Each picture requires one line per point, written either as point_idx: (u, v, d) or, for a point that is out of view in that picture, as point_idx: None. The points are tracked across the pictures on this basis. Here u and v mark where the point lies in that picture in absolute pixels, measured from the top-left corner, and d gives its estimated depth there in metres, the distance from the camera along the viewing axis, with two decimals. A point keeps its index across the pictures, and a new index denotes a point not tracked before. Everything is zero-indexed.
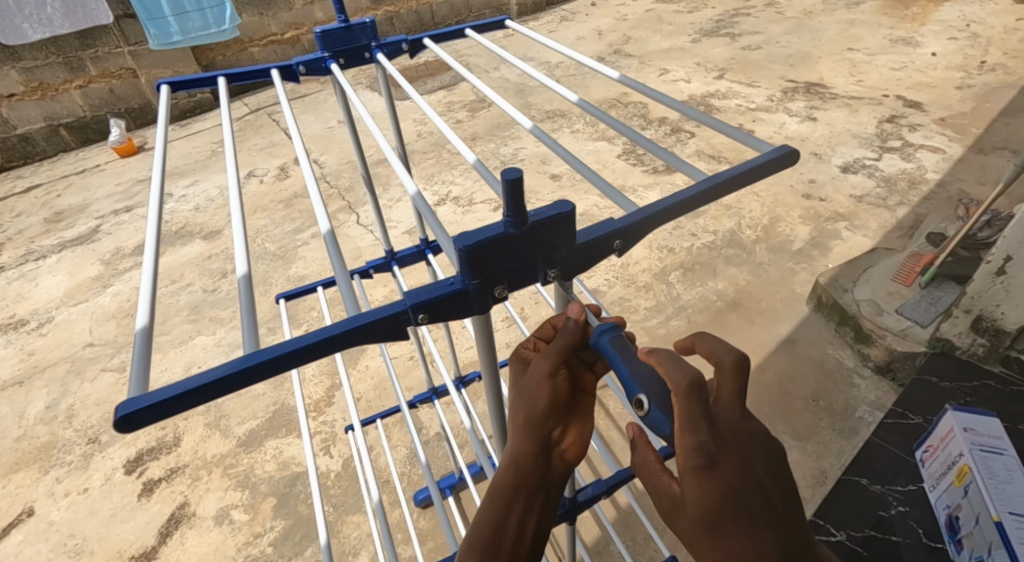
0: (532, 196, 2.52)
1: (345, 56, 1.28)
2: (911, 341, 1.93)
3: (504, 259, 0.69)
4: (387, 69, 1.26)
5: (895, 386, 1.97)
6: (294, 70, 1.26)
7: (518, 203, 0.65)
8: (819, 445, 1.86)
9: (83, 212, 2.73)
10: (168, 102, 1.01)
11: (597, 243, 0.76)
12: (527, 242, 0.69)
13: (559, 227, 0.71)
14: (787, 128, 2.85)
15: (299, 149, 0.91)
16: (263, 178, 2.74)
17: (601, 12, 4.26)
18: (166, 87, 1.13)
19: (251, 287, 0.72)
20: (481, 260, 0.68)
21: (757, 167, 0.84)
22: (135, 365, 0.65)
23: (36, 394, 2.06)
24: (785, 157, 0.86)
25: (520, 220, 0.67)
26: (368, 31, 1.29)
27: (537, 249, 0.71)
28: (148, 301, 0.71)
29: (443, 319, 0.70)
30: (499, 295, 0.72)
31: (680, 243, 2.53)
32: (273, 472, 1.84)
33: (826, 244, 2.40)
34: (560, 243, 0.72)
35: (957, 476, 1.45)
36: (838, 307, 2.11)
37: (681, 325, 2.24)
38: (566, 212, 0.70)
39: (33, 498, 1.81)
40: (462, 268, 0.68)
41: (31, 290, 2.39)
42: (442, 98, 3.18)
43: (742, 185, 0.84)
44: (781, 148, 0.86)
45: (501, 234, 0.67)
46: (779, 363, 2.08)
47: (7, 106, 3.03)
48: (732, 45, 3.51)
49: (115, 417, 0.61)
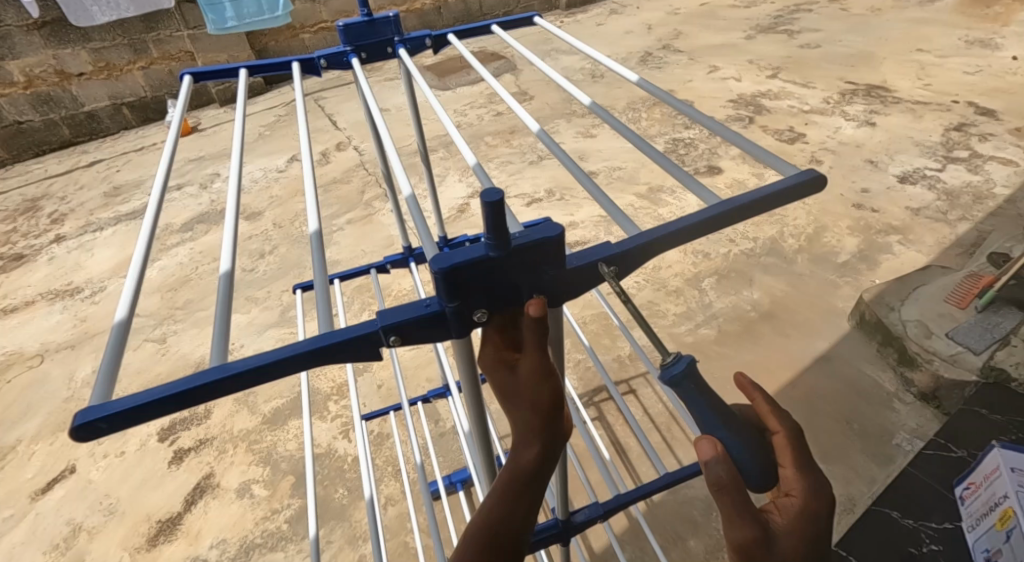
0: (567, 193, 2.50)
1: (366, 51, 1.28)
2: (960, 367, 1.80)
3: (485, 283, 0.63)
4: (406, 66, 1.24)
5: (940, 415, 1.84)
6: (315, 64, 1.27)
7: (498, 225, 0.59)
8: (848, 469, 1.76)
9: (139, 188, 2.88)
10: (188, 96, 1.05)
11: (589, 270, 0.69)
12: (511, 266, 0.63)
13: (545, 251, 0.64)
14: (842, 133, 2.71)
15: (302, 145, 0.93)
16: (305, 163, 2.82)
17: (652, 5, 4.15)
18: (191, 78, 1.18)
19: (230, 287, 0.72)
20: (458, 282, 0.62)
21: (776, 194, 0.75)
22: (100, 371, 0.62)
23: (83, 358, 2.20)
24: (811, 182, 0.76)
25: (502, 242, 0.61)
26: (391, 25, 1.28)
27: (521, 273, 0.64)
28: (130, 294, 0.70)
29: (417, 342, 0.64)
30: (479, 319, 0.65)
31: (716, 249, 2.46)
32: (294, 450, 1.91)
33: (874, 258, 2.28)
34: (546, 267, 0.65)
35: (999, 519, 1.36)
36: (882, 326, 2.01)
37: (710, 334, 2.17)
38: (554, 235, 0.63)
39: (75, 457, 1.95)
40: (439, 290, 0.62)
41: (88, 261, 2.54)
42: (483, 90, 3.19)
43: (759, 210, 0.75)
44: (806, 172, 0.77)
45: (479, 257, 0.61)
46: (811, 380, 1.99)
47: (76, 84, 3.22)
48: (789, 42, 3.35)
49: (72, 425, 0.58)
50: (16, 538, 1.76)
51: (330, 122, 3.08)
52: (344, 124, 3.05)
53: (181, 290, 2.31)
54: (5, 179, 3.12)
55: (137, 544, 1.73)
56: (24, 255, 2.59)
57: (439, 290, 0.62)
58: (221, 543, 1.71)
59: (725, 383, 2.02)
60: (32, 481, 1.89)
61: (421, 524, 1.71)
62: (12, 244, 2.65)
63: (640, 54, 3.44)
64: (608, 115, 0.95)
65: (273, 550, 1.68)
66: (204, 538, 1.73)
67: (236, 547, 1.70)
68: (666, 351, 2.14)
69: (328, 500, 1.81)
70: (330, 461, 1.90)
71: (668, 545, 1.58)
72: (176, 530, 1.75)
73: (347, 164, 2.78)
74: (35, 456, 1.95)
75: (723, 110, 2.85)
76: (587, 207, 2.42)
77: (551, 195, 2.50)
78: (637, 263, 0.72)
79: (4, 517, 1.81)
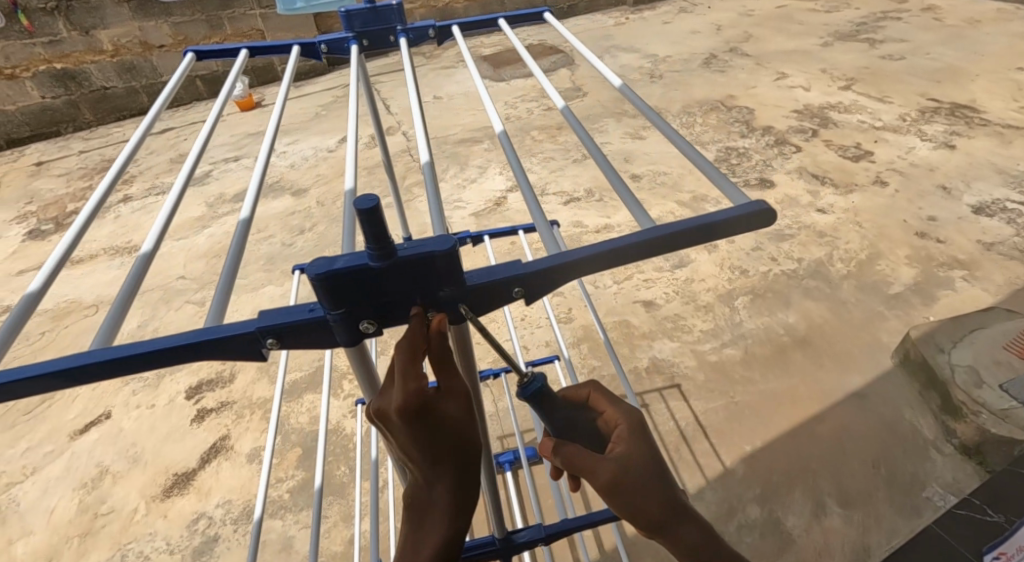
0: (607, 195, 2.43)
1: (370, 39, 1.14)
2: (1012, 425, 1.54)
3: (368, 295, 0.58)
4: (405, 57, 1.08)
5: (982, 473, 1.58)
6: (317, 49, 1.14)
7: (379, 236, 0.54)
8: (868, 516, 1.54)
9: (200, 157, 3.04)
10: (179, 82, 0.97)
11: (487, 292, 0.62)
12: (396, 279, 0.58)
13: (434, 267, 0.58)
14: (915, 154, 2.50)
15: (268, 135, 0.88)
16: (354, 145, 2.90)
17: (725, 5, 3.97)
18: (194, 55, 1.07)
19: (144, 265, 0.68)
20: (339, 291, 0.57)
21: (718, 220, 0.63)
22: (1, 331, 0.60)
23: (129, 313, 2.22)
24: (756, 215, 0.63)
25: (385, 253, 0.56)
26: (395, 12, 1.14)
27: (409, 286, 0.59)
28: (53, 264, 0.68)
29: (297, 347, 0.61)
30: (366, 330, 0.61)
31: (756, 266, 2.20)
32: (304, 424, 1.85)
33: (931, 293, 2.01)
34: (438, 284, 0.60)
35: None
36: (928, 368, 1.73)
37: (735, 355, 1.93)
38: (442, 251, 0.57)
39: (112, 405, 1.97)
40: (321, 298, 0.58)
41: (147, 221, 2.67)
42: (537, 84, 3.18)
43: (698, 238, 0.64)
44: (752, 203, 0.64)
45: (359, 267, 0.56)
46: (840, 416, 1.74)
47: (156, 55, 3.42)
48: (870, 52, 3.12)
49: None
50: (53, 472, 1.78)
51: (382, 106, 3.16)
52: (396, 109, 3.12)
53: (224, 257, 2.39)
54: (90, 140, 3.37)
55: (154, 493, 1.70)
56: None
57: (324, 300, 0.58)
58: (226, 504, 1.65)
59: (744, 408, 1.79)
60: (73, 421, 1.93)
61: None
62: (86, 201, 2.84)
63: (703, 56, 3.32)
64: (573, 123, 0.86)
65: (273, 517, 1.62)
66: (212, 495, 1.68)
67: (240, 509, 1.64)
68: (684, 368, 1.91)
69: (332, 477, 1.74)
70: (338, 438, 1.83)
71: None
72: (189, 485, 1.71)
73: (393, 148, 2.83)
74: (78, 399, 2.00)
75: (782, 122, 2.75)
76: (625, 210, 2.35)
77: (590, 195, 2.45)
78: (545, 289, 0.63)
79: (43, 453, 1.84)
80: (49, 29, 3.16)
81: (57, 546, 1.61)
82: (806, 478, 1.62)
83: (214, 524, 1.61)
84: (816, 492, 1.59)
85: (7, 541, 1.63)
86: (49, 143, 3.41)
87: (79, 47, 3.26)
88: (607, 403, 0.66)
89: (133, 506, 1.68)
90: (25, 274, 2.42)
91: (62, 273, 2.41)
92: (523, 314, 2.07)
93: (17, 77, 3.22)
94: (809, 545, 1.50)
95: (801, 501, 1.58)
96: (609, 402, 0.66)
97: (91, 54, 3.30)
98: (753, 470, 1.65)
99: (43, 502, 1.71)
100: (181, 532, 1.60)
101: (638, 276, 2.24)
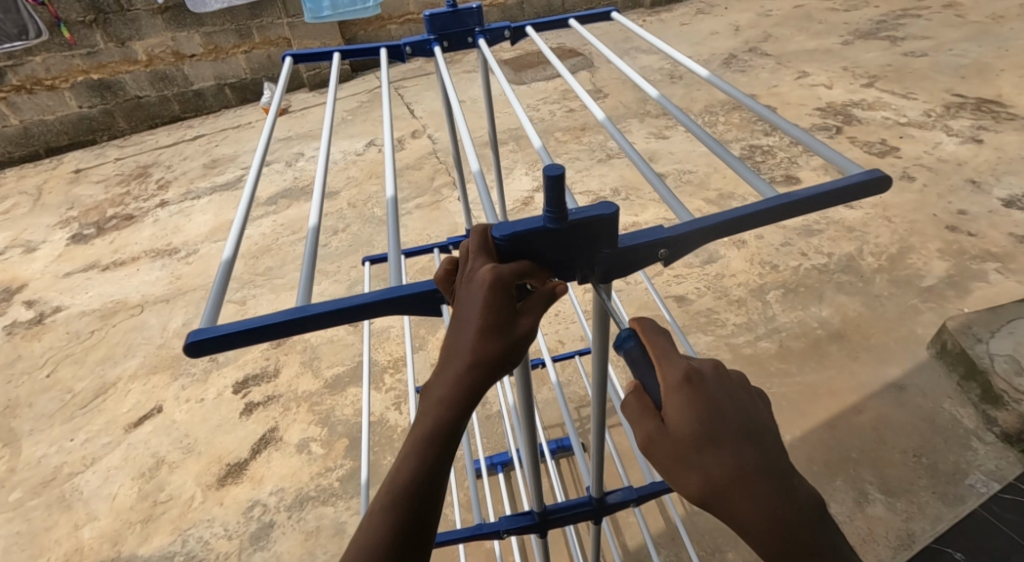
0: (633, 194, 2.46)
1: (451, 40, 1.12)
2: None
3: (539, 257, 0.61)
4: (487, 60, 1.08)
5: None
6: (400, 52, 1.13)
7: (558, 201, 0.57)
8: (911, 505, 1.54)
9: (233, 163, 3.11)
10: (283, 86, 1.01)
11: (634, 253, 0.64)
12: (565, 240, 0.61)
13: (599, 228, 0.61)
14: (942, 149, 2.49)
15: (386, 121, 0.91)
16: (381, 148, 2.96)
17: (743, 6, 4.00)
18: (290, 59, 1.09)
19: (317, 237, 0.73)
20: (514, 252, 0.61)
21: (842, 189, 0.65)
22: (212, 297, 0.64)
23: (175, 312, 2.28)
24: (875, 182, 0.65)
25: (560, 216, 0.59)
26: (476, 14, 1.11)
27: (575, 247, 0.62)
28: (236, 239, 0.73)
29: None
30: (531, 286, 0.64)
31: (786, 261, 2.21)
32: (350, 415, 1.88)
33: (965, 285, 2.00)
34: (602, 246, 0.63)
35: None
36: (966, 358, 1.72)
37: (770, 348, 1.93)
38: (609, 214, 0.60)
39: (163, 399, 2.00)
40: (499, 258, 0.61)
41: (185, 224, 2.72)
42: (559, 86, 3.23)
43: (827, 205, 0.65)
44: (870, 171, 0.65)
45: (536, 230, 0.59)
46: (878, 408, 1.74)
47: (188, 65, 3.53)
48: (892, 50, 3.14)
49: (190, 340, 0.59)
50: (112, 461, 1.83)
51: (408, 111, 3.22)
52: (421, 113, 3.17)
53: (263, 257, 2.44)
54: (124, 147, 3.46)
55: (208, 482, 1.76)
56: (134, 216, 2.83)
57: (494, 255, 0.61)
58: (279, 491, 1.71)
59: (783, 400, 1.79)
60: (128, 414, 1.96)
61: (460, 499, 1.62)
62: (124, 206, 2.92)
63: (723, 56, 3.35)
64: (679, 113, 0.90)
65: (325, 504, 1.66)
66: (265, 484, 1.73)
67: (293, 496, 1.69)
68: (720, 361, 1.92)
69: (379, 466, 1.74)
70: (382, 429, 1.83)
71: (706, 556, 1.46)
72: (242, 474, 1.77)
73: (421, 151, 2.89)
74: (130, 392, 2.03)
75: (807, 119, 2.76)
76: (653, 208, 2.37)
77: (617, 194, 2.46)
78: (683, 252, 0.65)
79: (102, 443, 1.89)
80: (88, 41, 3.27)
81: (121, 530, 1.67)
82: (848, 468, 1.62)
83: (269, 511, 1.67)
84: (859, 481, 1.60)
85: (74, 525, 1.69)
86: (86, 151, 3.50)
87: (116, 58, 3.37)
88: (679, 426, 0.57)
89: (190, 493, 1.74)
90: (73, 276, 2.52)
91: (108, 275, 2.49)
92: (557, 309, 2.08)
93: (56, 88, 3.34)
94: (852, 532, 1.51)
95: (843, 489, 1.59)
96: (689, 395, 0.57)
97: (125, 65, 3.41)
98: (795, 460, 1.65)
99: (105, 489, 1.77)
100: (237, 518, 1.66)
101: (668, 272, 2.25)
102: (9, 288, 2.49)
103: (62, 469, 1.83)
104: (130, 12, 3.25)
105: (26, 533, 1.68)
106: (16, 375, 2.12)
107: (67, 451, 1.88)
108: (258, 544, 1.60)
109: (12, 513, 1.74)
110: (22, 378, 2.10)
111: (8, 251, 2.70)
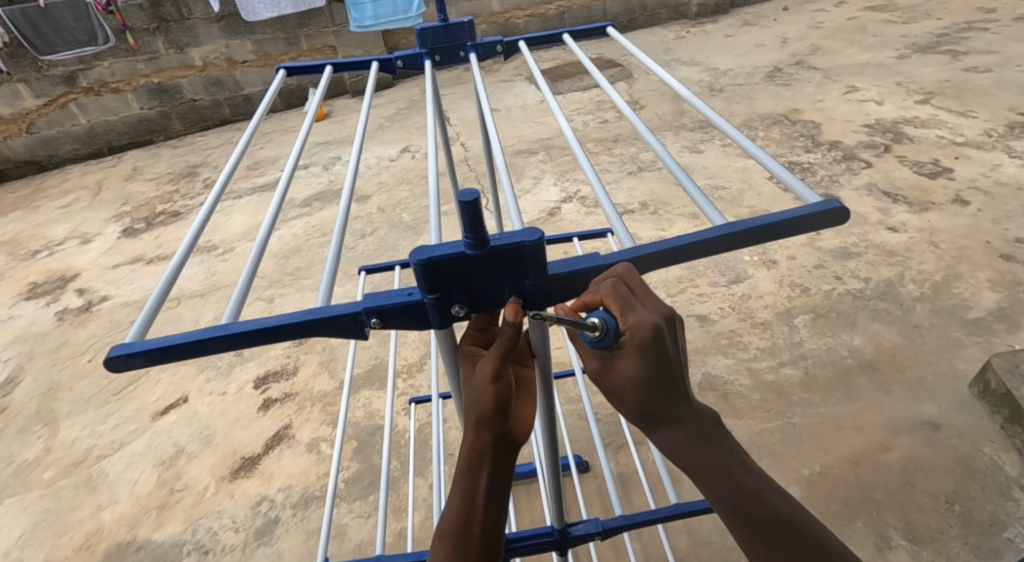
0: (661, 208, 2.40)
1: (443, 54, 1.15)
2: None
3: (463, 278, 0.65)
4: (476, 76, 1.10)
5: None
6: (392, 65, 1.16)
7: (474, 228, 0.61)
8: (939, 555, 1.43)
9: (274, 165, 3.23)
10: (273, 92, 1.03)
11: (568, 280, 0.68)
12: (488, 266, 0.65)
13: (523, 255, 0.65)
14: (1001, 171, 2.33)
15: (357, 139, 0.96)
16: (414, 155, 3.01)
17: (792, 17, 3.88)
18: (285, 71, 1.11)
19: (259, 254, 0.78)
20: (437, 276, 0.65)
21: (787, 222, 0.69)
22: (140, 317, 0.69)
23: (207, 306, 2.36)
24: (825, 216, 0.68)
25: (479, 242, 0.63)
26: (467, 29, 1.14)
27: (495, 271, 0.65)
28: (182, 257, 0.78)
29: (397, 327, 0.68)
30: (457, 314, 0.68)
31: (818, 284, 2.10)
32: (360, 418, 1.91)
33: (1016, 319, 1.86)
34: (528, 273, 0.66)
35: None
36: (1011, 401, 1.59)
37: (793, 376, 1.84)
38: (533, 240, 0.64)
39: (189, 390, 2.08)
40: (420, 283, 0.65)
41: (226, 223, 2.83)
42: (594, 97, 3.22)
43: (772, 236, 0.69)
44: (826, 204, 0.69)
45: (458, 254, 0.63)
46: (908, 447, 1.63)
47: (240, 70, 3.70)
48: (952, 65, 2.97)
49: (109, 357, 0.64)
50: (137, 447, 1.92)
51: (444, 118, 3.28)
52: (456, 122, 3.22)
53: (293, 257, 2.51)
54: (179, 148, 3.65)
55: (222, 474, 1.81)
56: (180, 213, 2.98)
57: (416, 278, 0.65)
58: (287, 488, 1.75)
59: (804, 431, 1.70)
60: (155, 403, 2.06)
61: None
62: (173, 203, 3.07)
63: (767, 69, 3.25)
64: (646, 130, 0.91)
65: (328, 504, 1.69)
66: (274, 480, 1.78)
67: (299, 494, 1.73)
68: (739, 387, 1.84)
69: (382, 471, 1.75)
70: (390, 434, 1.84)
71: None
72: (254, 468, 1.82)
73: None
74: (160, 383, 2.13)
75: (852, 137, 2.64)
76: (681, 223, 2.30)
77: (645, 207, 2.41)
78: None
79: (129, 429, 1.98)
80: (150, 48, 3.49)
81: (137, 515, 1.74)
82: (871, 508, 1.52)
83: (275, 507, 1.71)
84: (881, 525, 1.50)
85: (97, 507, 1.78)
86: (144, 150, 3.71)
87: (174, 64, 3.58)
88: (578, 342, 0.69)
89: (204, 485, 1.80)
90: (120, 268, 2.66)
91: (149, 270, 2.62)
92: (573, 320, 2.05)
93: (121, 91, 3.57)
94: None
95: (863, 532, 1.49)
96: (639, 358, 0.64)
97: (183, 70, 3.61)
98: (812, 497, 1.56)
99: (127, 474, 1.85)
100: (245, 512, 1.71)
101: (692, 290, 2.18)
102: (63, 277, 2.65)
103: (91, 451, 1.94)
104: (188, 21, 3.47)
105: (53, 511, 1.78)
106: (60, 359, 2.26)
107: (98, 435, 1.98)
108: (262, 540, 1.64)
109: (43, 490, 1.84)
110: (65, 363, 2.24)
111: (67, 242, 2.89)
